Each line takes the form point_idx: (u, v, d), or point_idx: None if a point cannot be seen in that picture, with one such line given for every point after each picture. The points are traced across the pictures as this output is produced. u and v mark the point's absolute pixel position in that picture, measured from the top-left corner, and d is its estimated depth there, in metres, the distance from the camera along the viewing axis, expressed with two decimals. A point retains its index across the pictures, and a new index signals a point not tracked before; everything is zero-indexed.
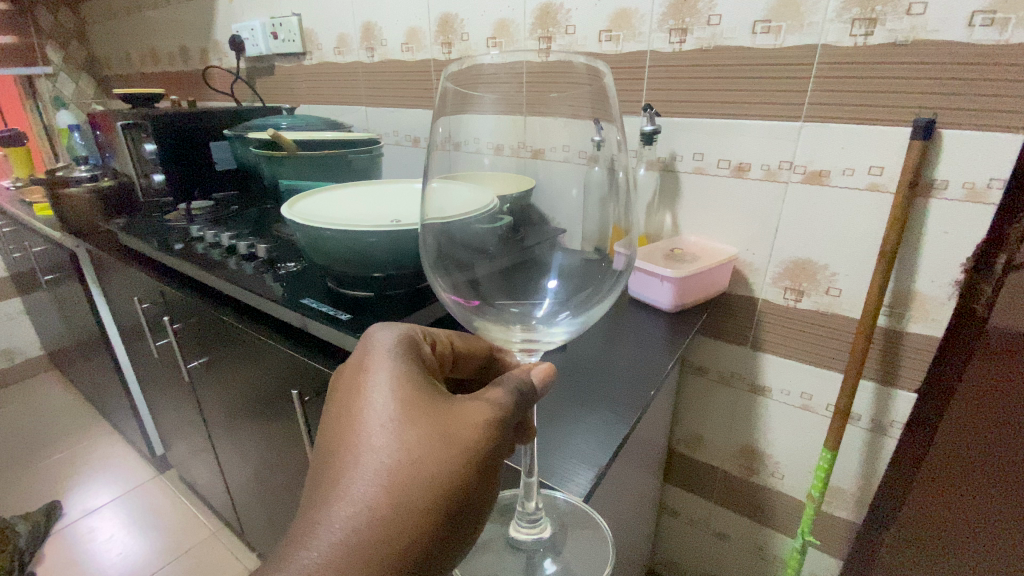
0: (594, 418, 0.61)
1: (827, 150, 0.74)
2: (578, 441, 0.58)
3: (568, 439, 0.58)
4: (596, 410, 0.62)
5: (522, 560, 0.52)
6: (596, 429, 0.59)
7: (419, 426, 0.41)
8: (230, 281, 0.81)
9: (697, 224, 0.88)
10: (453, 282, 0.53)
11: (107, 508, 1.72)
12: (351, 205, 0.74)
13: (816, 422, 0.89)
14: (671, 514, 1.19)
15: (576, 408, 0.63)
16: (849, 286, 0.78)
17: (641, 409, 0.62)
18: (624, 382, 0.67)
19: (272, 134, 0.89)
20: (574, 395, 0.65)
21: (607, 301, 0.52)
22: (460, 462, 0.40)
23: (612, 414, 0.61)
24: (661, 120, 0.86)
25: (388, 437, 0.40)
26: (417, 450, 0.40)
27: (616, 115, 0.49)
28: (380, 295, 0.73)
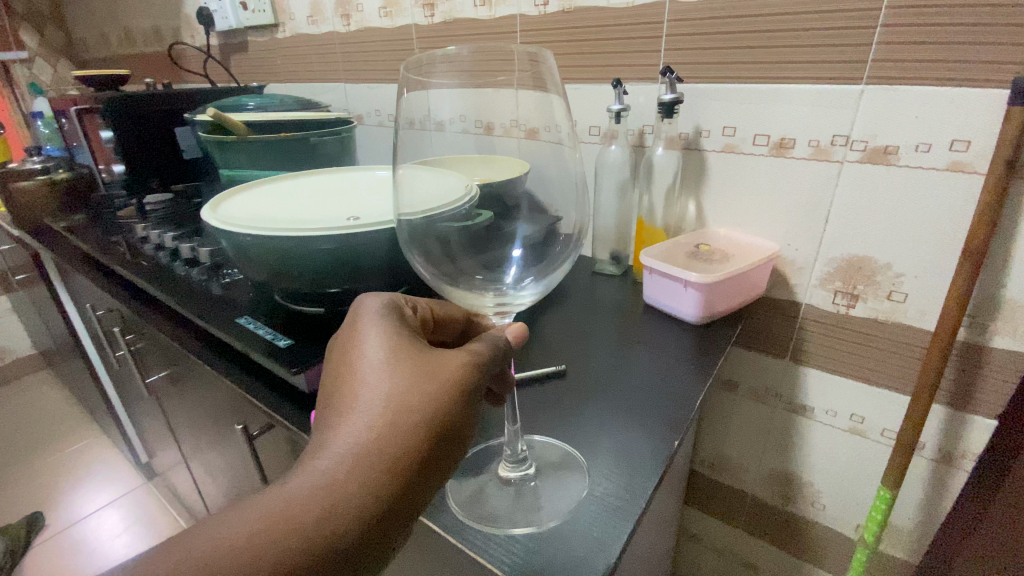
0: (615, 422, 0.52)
1: (897, 120, 0.58)
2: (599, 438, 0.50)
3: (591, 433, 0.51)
4: (608, 433, 0.51)
5: (510, 494, 0.46)
6: (616, 426, 0.51)
7: (404, 363, 0.39)
8: (168, 291, 0.68)
9: (725, 214, 0.74)
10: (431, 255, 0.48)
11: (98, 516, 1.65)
12: (298, 200, 0.59)
13: (868, 450, 0.76)
14: (692, 538, 1.06)
15: (590, 443, 0.49)
16: (917, 290, 0.63)
17: (667, 407, 0.53)
18: (640, 403, 0.54)
19: (216, 115, 0.75)
20: (578, 423, 0.52)
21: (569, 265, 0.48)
22: (442, 391, 0.39)
23: (632, 422, 0.51)
24: (683, 88, 0.71)
25: (375, 376, 0.39)
26: (399, 387, 0.38)
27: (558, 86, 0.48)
28: (335, 312, 0.59)
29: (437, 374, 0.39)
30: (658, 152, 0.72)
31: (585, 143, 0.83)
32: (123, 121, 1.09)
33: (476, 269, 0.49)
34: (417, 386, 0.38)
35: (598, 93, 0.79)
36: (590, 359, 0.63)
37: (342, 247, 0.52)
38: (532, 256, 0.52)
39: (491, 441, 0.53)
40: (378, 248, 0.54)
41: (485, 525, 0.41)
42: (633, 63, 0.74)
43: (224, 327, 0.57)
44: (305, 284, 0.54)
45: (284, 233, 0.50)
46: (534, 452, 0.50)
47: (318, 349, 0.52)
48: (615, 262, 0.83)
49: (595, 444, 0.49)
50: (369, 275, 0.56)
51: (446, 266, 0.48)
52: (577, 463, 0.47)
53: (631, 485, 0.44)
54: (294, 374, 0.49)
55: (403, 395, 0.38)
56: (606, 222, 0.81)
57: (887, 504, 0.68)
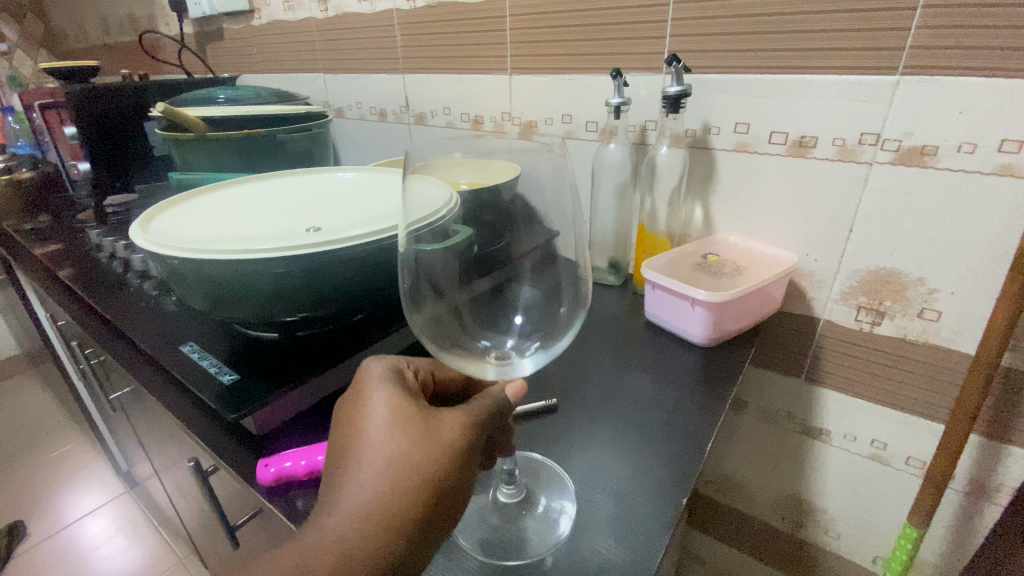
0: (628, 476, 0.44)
1: (938, 116, 0.50)
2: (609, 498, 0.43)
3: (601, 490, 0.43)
4: (618, 492, 0.43)
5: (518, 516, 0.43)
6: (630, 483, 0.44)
7: (400, 429, 0.35)
8: (111, 309, 0.60)
9: (736, 219, 0.67)
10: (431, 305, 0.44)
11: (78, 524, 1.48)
12: (249, 211, 0.50)
13: (892, 480, 0.68)
14: (694, 560, 1.00)
15: (592, 484, 0.44)
16: (953, 308, 0.56)
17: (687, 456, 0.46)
18: (641, 442, 0.48)
19: (161, 111, 0.67)
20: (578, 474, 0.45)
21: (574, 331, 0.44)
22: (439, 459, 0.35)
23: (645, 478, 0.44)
24: (690, 79, 0.63)
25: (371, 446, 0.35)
26: (401, 444, 0.35)
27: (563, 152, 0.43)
28: (289, 338, 0.52)
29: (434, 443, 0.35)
30: (663, 151, 0.64)
31: (582, 140, 0.75)
32: (86, 116, 1.01)
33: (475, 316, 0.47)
34: (415, 442, 0.35)
35: (595, 85, 0.71)
36: (581, 386, 0.55)
37: (300, 268, 0.44)
38: (532, 324, 0.49)
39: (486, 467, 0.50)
40: (343, 268, 0.46)
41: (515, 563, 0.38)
42: (634, 51, 0.66)
43: (161, 355, 0.50)
44: (254, 312, 0.46)
45: (231, 252, 0.42)
46: (525, 468, 0.46)
47: (266, 385, 0.45)
48: (614, 271, 0.75)
49: (596, 483, 0.44)
50: (332, 301, 0.48)
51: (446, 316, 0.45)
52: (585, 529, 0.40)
53: (641, 534, 0.39)
54: (235, 417, 0.42)
55: (403, 454, 0.34)
56: (604, 227, 0.74)
57: (913, 543, 0.61)
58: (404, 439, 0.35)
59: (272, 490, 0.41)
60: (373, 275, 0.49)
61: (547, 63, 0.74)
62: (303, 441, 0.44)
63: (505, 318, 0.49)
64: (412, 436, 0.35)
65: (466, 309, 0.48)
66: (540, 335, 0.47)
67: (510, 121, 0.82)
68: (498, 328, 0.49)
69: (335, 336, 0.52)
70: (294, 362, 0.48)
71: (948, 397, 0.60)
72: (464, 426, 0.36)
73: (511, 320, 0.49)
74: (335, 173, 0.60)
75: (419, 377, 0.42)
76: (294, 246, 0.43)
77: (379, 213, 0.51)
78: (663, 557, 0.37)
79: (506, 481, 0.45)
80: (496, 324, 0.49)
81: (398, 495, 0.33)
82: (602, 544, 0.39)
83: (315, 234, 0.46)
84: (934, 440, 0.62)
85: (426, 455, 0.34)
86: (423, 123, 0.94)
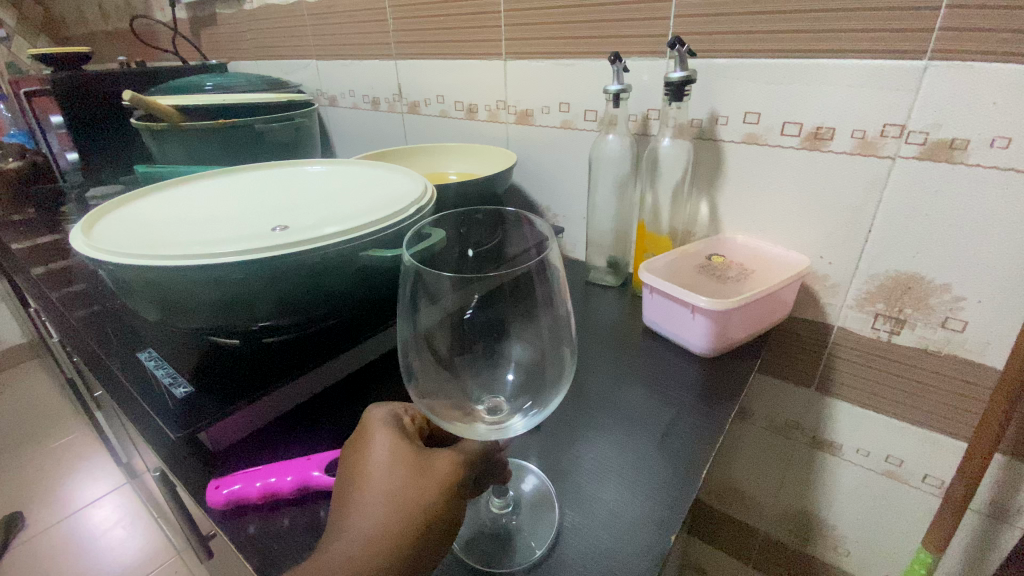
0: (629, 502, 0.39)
1: (970, 105, 0.45)
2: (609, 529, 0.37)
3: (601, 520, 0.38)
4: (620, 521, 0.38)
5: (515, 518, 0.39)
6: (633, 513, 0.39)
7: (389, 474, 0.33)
8: (78, 309, 0.57)
9: (744, 217, 0.62)
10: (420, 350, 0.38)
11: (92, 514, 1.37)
12: (209, 211, 0.47)
13: (907, 498, 0.63)
14: (696, 570, 0.96)
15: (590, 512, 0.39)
16: (981, 318, 0.51)
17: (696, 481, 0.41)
18: (632, 457, 0.43)
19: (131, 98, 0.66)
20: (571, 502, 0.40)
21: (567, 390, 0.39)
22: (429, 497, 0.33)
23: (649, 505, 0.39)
24: (695, 64, 0.58)
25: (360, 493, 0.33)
26: (390, 488, 0.33)
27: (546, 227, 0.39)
28: (254, 346, 0.48)
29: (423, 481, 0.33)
30: (665, 142, 0.59)
31: (580, 130, 0.71)
32: (72, 103, 0.97)
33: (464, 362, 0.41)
34: (411, 475, 0.33)
35: (594, 71, 0.66)
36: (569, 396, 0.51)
37: (259, 274, 0.38)
38: (525, 384, 0.42)
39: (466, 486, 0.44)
40: (308, 273, 0.40)
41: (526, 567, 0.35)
42: (635, 33, 0.61)
43: (116, 364, 0.46)
44: (210, 322, 0.41)
45: (178, 256, 0.37)
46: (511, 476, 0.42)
47: (221, 398, 0.42)
48: (613, 271, 0.71)
49: (589, 503, 0.39)
50: (297, 308, 0.43)
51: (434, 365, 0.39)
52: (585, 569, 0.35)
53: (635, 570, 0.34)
54: (183, 436, 0.39)
55: (396, 487, 0.33)
56: (603, 225, 0.69)
57: (927, 570, 0.57)
58: (396, 479, 0.33)
59: (224, 514, 0.38)
60: (344, 281, 0.43)
61: (543, 47, 0.69)
62: (263, 460, 0.41)
63: (496, 377, 0.43)
64: (405, 469, 0.33)
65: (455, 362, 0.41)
66: (532, 398, 0.40)
67: (505, 110, 0.77)
68: (490, 386, 0.42)
69: (305, 345, 0.48)
70: (255, 374, 0.45)
71: (971, 413, 0.55)
72: (459, 462, 0.34)
73: (503, 378, 0.43)
74: (314, 172, 0.56)
75: (414, 422, 0.38)
76: (251, 249, 0.38)
77: (345, 210, 0.47)
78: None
79: (495, 493, 0.41)
80: (488, 382, 0.42)
81: (392, 528, 0.31)
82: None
83: (278, 235, 0.41)
84: (953, 459, 0.58)
85: (422, 487, 0.33)
86: (417, 112, 0.89)
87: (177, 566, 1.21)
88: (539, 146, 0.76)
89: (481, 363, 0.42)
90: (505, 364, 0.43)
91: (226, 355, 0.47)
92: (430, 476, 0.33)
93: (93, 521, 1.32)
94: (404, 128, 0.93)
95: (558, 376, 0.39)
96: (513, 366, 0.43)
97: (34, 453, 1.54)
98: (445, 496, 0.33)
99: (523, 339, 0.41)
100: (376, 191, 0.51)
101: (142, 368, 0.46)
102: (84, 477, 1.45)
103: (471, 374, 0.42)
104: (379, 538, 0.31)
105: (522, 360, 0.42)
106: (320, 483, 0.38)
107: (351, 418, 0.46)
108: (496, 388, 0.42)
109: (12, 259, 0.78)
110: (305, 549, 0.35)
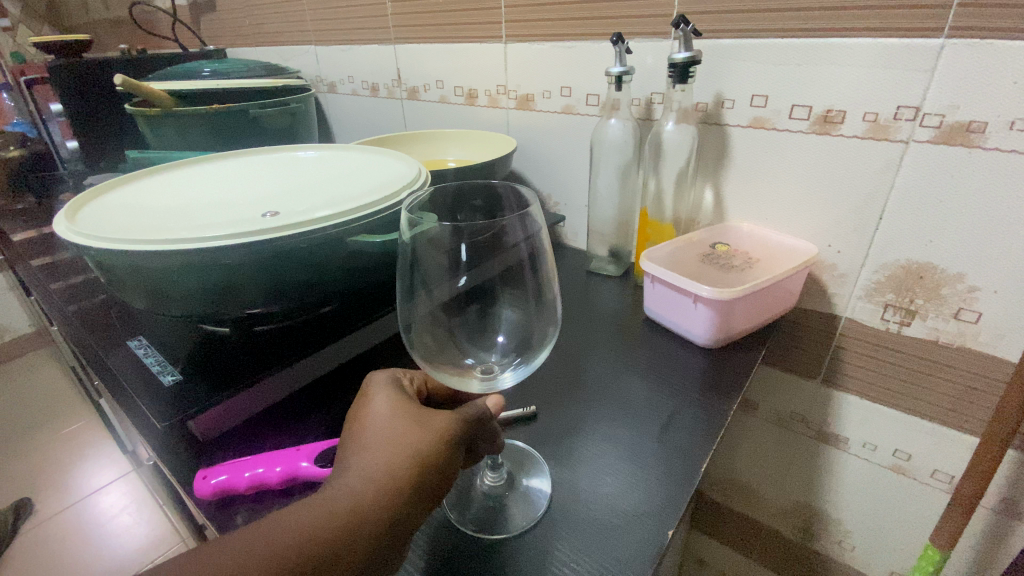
0: (623, 489, 0.38)
1: (988, 85, 0.43)
2: (601, 512, 0.36)
3: (593, 502, 0.37)
4: (613, 503, 0.37)
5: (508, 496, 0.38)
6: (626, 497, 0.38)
7: (391, 422, 0.32)
8: (72, 296, 0.57)
9: (749, 204, 0.60)
10: (421, 304, 0.37)
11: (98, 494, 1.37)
12: (197, 197, 0.46)
13: (914, 493, 0.62)
14: (697, 562, 0.96)
15: (582, 492, 0.38)
16: (996, 309, 0.49)
17: (690, 472, 0.39)
18: (628, 441, 0.42)
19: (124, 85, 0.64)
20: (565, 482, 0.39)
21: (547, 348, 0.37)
22: (428, 448, 0.31)
23: (640, 492, 0.38)
24: (701, 45, 0.56)
25: (357, 441, 0.31)
26: (390, 436, 0.31)
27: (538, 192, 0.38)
28: (244, 335, 0.47)
29: (426, 428, 0.31)
30: (669, 127, 0.57)
31: (582, 115, 0.69)
32: (72, 92, 0.96)
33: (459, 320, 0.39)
34: (411, 424, 0.32)
35: (596, 54, 0.64)
36: (565, 381, 0.50)
37: (245, 259, 0.37)
38: (515, 344, 0.40)
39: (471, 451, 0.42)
40: (296, 258, 0.39)
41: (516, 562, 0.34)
42: (638, 13, 0.59)
43: (105, 353, 0.46)
44: (197, 310, 0.40)
45: (161, 241, 0.36)
46: (511, 458, 0.41)
47: (210, 387, 0.41)
48: (615, 261, 0.69)
49: (585, 503, 0.37)
50: (286, 295, 0.42)
51: (431, 319, 0.38)
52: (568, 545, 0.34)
53: (620, 556, 0.33)
54: (169, 426, 0.38)
55: (397, 433, 0.31)
56: (604, 213, 0.67)
57: (934, 566, 0.55)
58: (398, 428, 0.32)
59: (211, 504, 0.37)
60: (334, 267, 0.42)
61: (544, 29, 0.67)
62: (252, 450, 0.41)
63: (485, 336, 0.41)
64: (406, 419, 0.32)
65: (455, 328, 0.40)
66: (521, 357, 0.38)
67: (505, 95, 0.76)
68: (478, 346, 0.40)
69: (297, 333, 0.47)
70: (244, 363, 0.44)
71: (983, 407, 0.53)
72: (461, 417, 0.33)
73: (493, 338, 0.41)
74: (309, 158, 0.55)
75: (413, 385, 0.36)
76: (237, 233, 0.36)
77: (336, 195, 0.46)
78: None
79: (491, 466, 0.40)
80: (476, 342, 0.40)
81: (391, 470, 0.30)
82: (579, 562, 0.33)
83: (266, 219, 0.40)
84: (964, 454, 0.56)
85: (420, 436, 0.31)
86: (416, 98, 0.87)
87: (181, 551, 1.22)
88: (540, 132, 0.74)
89: (469, 323, 0.40)
90: (495, 324, 0.41)
91: (220, 343, 0.46)
92: (430, 423, 0.32)
93: (98, 508, 1.33)
94: (404, 114, 0.92)
95: (548, 335, 0.37)
96: (502, 327, 0.40)
97: (41, 440, 1.56)
98: (445, 448, 0.31)
99: (512, 298, 0.38)
100: (368, 175, 0.50)
101: (133, 357, 0.45)
102: (89, 465, 1.46)
103: (458, 333, 0.40)
104: (378, 476, 0.30)
105: (512, 320, 0.40)
106: (309, 475, 0.37)
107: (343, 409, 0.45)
108: (484, 348, 0.40)
109: (10, 248, 0.77)
110: None
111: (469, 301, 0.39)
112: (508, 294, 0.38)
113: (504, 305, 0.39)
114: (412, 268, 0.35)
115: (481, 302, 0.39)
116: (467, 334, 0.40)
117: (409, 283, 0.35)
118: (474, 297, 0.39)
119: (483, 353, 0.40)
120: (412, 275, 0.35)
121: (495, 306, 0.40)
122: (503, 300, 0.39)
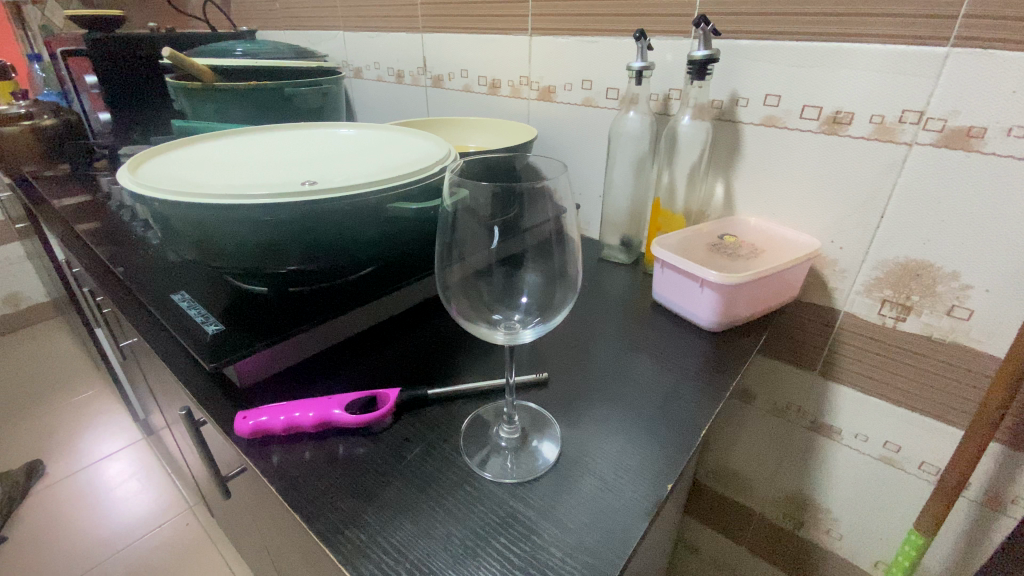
0: (624, 447, 0.41)
1: (989, 92, 0.45)
2: (605, 466, 0.40)
3: (596, 457, 0.40)
4: (616, 459, 0.40)
5: (516, 454, 0.40)
6: (628, 453, 0.41)
7: None
8: (116, 256, 0.60)
9: (758, 199, 0.63)
10: (461, 266, 0.40)
11: (106, 460, 1.39)
12: (245, 164, 0.49)
13: (901, 484, 0.64)
14: (690, 549, 0.99)
15: (588, 450, 0.41)
16: (988, 307, 0.51)
17: (690, 438, 0.42)
18: (632, 409, 0.45)
19: (170, 58, 0.69)
20: (574, 439, 0.42)
21: (567, 307, 0.41)
22: None
23: (642, 451, 0.41)
24: (720, 44, 0.59)
25: None
26: None
27: (563, 164, 0.41)
28: (280, 292, 0.50)
29: None
30: (685, 121, 0.60)
31: (601, 108, 0.72)
32: (108, 65, 0.99)
33: (491, 282, 0.43)
34: None
35: (619, 49, 0.67)
36: (573, 353, 0.53)
37: (290, 216, 0.40)
38: (537, 305, 0.43)
39: (483, 411, 0.44)
40: (337, 218, 0.42)
41: (523, 504, 0.36)
42: (660, 12, 0.62)
43: (152, 303, 0.49)
44: (240, 265, 0.43)
45: (216, 196, 0.39)
46: (523, 421, 0.44)
47: (250, 337, 0.44)
48: (626, 249, 0.72)
49: (591, 461, 0.40)
50: (324, 255, 0.45)
51: (466, 280, 0.41)
52: (574, 491, 0.37)
53: (621, 505, 0.36)
54: (215, 366, 0.41)
55: None
56: (618, 203, 0.70)
57: (917, 551, 0.58)
58: None
59: (249, 443, 0.40)
60: (369, 231, 0.46)
61: (569, 24, 0.70)
62: (287, 398, 0.44)
63: (511, 297, 0.44)
64: None
65: (484, 291, 0.43)
66: (541, 317, 0.42)
67: (528, 86, 0.78)
68: (505, 306, 0.44)
69: (327, 295, 0.51)
70: (282, 317, 0.47)
71: (973, 402, 0.56)
72: None
73: (517, 300, 0.44)
74: (341, 136, 0.58)
75: None
76: (287, 193, 0.40)
77: (373, 167, 0.49)
78: (640, 547, 0.33)
79: (506, 421, 0.42)
80: (503, 302, 0.44)
81: None
82: (581, 503, 0.36)
83: (310, 184, 0.43)
84: (951, 446, 0.59)
85: None
86: (440, 86, 0.90)
87: (187, 518, 1.25)
88: (559, 123, 0.77)
89: (497, 284, 0.44)
90: (520, 287, 0.44)
91: (256, 300, 0.50)
92: None
93: (109, 472, 1.36)
94: (427, 101, 0.95)
95: (567, 299, 0.41)
96: (526, 289, 0.44)
97: (56, 404, 1.59)
98: None
99: (536, 264, 0.42)
100: (398, 152, 0.53)
101: (175, 309, 0.48)
102: (99, 431, 1.49)
103: (486, 292, 0.43)
104: None
105: (535, 284, 0.43)
106: (341, 420, 0.41)
107: (366, 369, 0.48)
108: (510, 307, 0.44)
109: (51, 214, 0.80)
110: (324, 477, 0.38)
111: (498, 265, 0.42)
112: (532, 259, 0.41)
113: (529, 269, 0.42)
114: (450, 233, 0.38)
115: (508, 266, 0.43)
116: (495, 295, 0.44)
117: (446, 246, 0.39)
118: (504, 261, 0.42)
119: (508, 312, 0.43)
120: (449, 239, 0.39)
121: (521, 270, 0.43)
122: (529, 265, 0.42)
